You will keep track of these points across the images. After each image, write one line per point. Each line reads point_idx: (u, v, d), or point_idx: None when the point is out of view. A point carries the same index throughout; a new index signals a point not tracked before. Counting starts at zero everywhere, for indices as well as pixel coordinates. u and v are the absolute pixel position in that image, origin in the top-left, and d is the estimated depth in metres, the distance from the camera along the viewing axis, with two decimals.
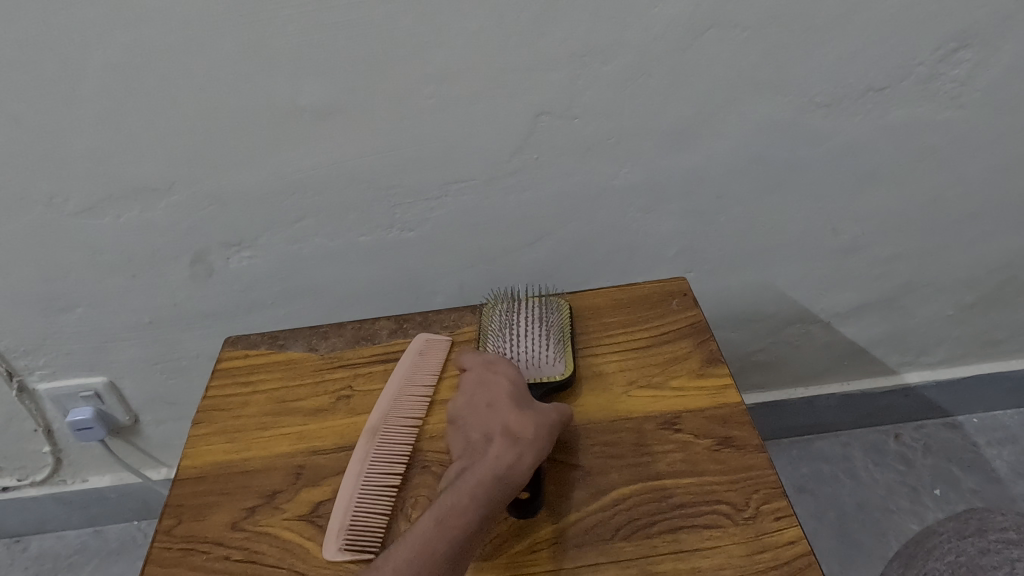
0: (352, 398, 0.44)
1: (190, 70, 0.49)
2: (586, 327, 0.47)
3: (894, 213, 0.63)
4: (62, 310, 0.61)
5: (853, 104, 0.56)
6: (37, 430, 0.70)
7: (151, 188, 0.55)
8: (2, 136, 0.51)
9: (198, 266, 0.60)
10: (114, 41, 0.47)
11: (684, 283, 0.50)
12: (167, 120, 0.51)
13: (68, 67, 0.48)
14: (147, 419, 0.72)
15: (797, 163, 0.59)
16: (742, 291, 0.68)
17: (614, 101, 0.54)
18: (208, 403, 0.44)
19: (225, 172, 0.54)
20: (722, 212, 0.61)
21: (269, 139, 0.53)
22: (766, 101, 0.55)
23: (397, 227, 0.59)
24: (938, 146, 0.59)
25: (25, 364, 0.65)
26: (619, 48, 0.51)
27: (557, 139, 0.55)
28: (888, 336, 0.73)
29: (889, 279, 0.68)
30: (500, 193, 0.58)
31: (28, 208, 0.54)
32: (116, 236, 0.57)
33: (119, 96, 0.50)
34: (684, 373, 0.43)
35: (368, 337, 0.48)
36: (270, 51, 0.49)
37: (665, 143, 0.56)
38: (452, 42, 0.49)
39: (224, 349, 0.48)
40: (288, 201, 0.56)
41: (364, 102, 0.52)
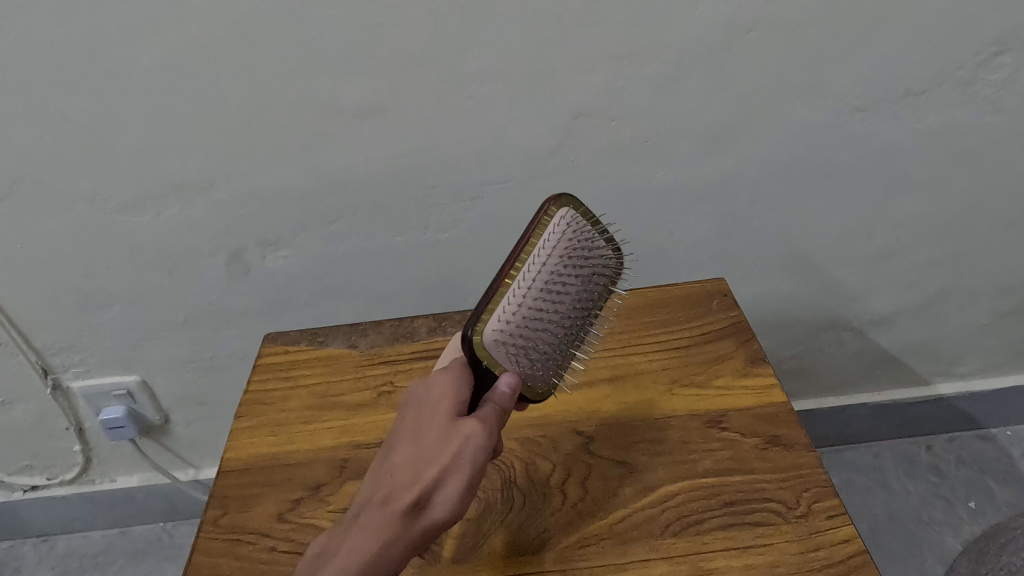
0: (393, 393, 0.44)
1: (236, 70, 0.50)
2: (625, 326, 0.47)
3: (931, 219, 0.63)
4: (100, 308, 0.62)
5: (891, 108, 0.55)
6: (69, 428, 0.71)
7: (193, 186, 0.55)
8: (50, 134, 0.52)
9: (235, 264, 0.60)
10: (165, 41, 0.48)
11: (723, 283, 0.49)
12: (211, 119, 0.52)
13: (118, 66, 0.49)
14: (177, 419, 0.72)
15: (833, 167, 0.58)
16: (776, 296, 0.67)
17: (652, 104, 0.54)
18: (250, 397, 0.44)
19: (265, 171, 0.55)
20: (756, 216, 0.61)
21: (311, 139, 0.53)
22: (804, 105, 0.55)
23: (433, 228, 0.60)
24: (977, 151, 0.58)
25: (60, 362, 0.65)
26: (659, 50, 0.51)
27: (594, 142, 0.55)
28: (922, 344, 0.73)
29: (924, 286, 0.67)
30: (536, 194, 0.58)
31: (72, 204, 0.55)
32: (156, 234, 0.58)
33: (166, 95, 0.51)
34: (728, 372, 0.42)
35: (407, 335, 0.48)
36: (314, 51, 0.49)
37: (702, 146, 0.56)
38: (494, 42, 0.50)
39: (264, 345, 0.48)
40: (326, 200, 0.57)
41: (405, 101, 0.52)
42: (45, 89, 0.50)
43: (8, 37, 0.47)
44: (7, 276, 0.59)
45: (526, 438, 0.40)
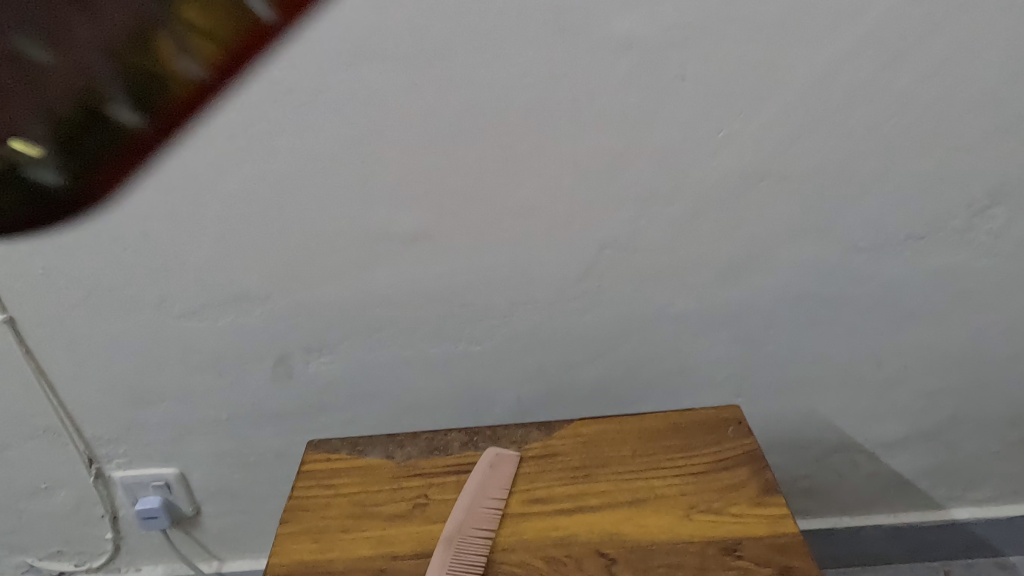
0: (427, 505, 0.47)
1: (301, 199, 0.56)
2: (647, 449, 0.50)
3: (936, 350, 0.66)
4: (150, 403, 0.66)
5: (893, 249, 0.60)
6: (104, 515, 0.73)
7: (250, 297, 0.61)
8: (130, 248, 0.58)
9: (280, 368, 0.65)
10: (242, 173, 0.55)
11: (739, 410, 0.53)
12: (273, 239, 0.58)
13: (198, 193, 0.56)
14: (207, 511, 0.74)
15: (841, 299, 0.63)
16: (790, 416, 0.70)
17: (672, 238, 0.59)
18: (295, 502, 0.48)
19: (317, 285, 0.60)
20: (770, 341, 0.65)
21: (361, 259, 0.59)
22: (812, 244, 0.60)
23: (466, 341, 0.64)
24: (976, 290, 0.63)
25: (106, 451, 0.69)
26: (680, 194, 0.57)
27: (618, 270, 0.60)
28: (935, 469, 0.74)
29: (933, 412, 0.70)
30: (564, 314, 0.63)
31: (139, 309, 0.61)
32: (212, 338, 0.63)
33: (236, 218, 0.57)
34: (743, 501, 0.45)
35: (441, 448, 0.52)
36: (372, 186, 0.56)
37: (718, 276, 0.61)
38: (531, 182, 0.56)
39: (308, 451, 0.52)
40: (370, 313, 0.62)
41: (449, 230, 0.58)
42: (132, 209, 0.56)
43: None
44: (72, 371, 0.64)
45: (552, 557, 0.43)
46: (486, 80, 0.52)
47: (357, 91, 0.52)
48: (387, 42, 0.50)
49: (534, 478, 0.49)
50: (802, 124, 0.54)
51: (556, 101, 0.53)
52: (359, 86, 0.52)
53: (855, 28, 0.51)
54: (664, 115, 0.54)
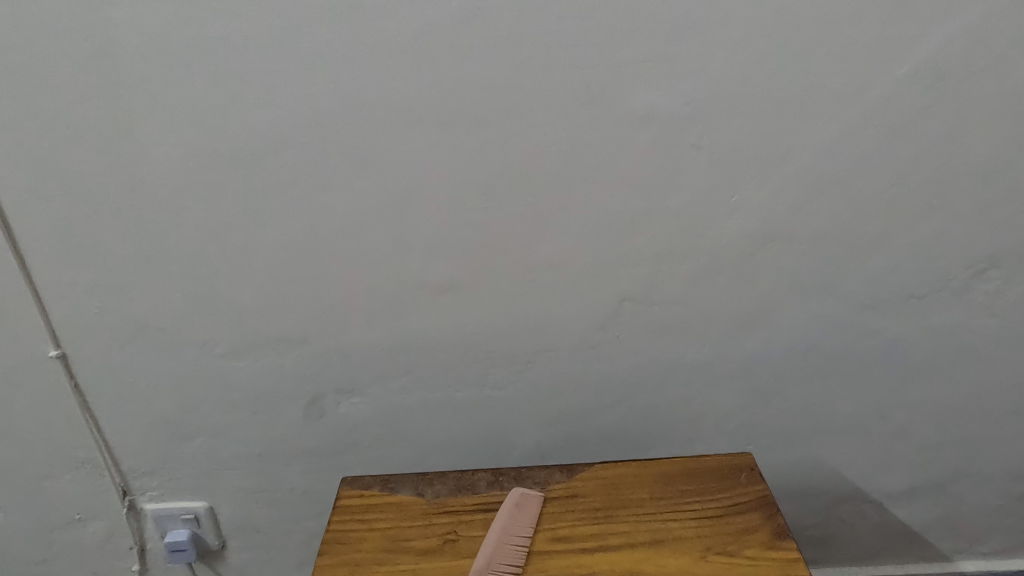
0: (457, 541, 0.49)
1: (343, 249, 0.60)
2: (664, 493, 0.53)
3: (939, 404, 0.69)
4: (187, 438, 0.69)
5: (897, 308, 0.64)
6: (132, 547, 0.76)
7: (289, 339, 0.64)
8: (181, 291, 0.62)
9: (313, 407, 0.68)
10: (290, 224, 0.59)
11: (751, 458, 0.56)
12: (314, 285, 0.62)
13: (248, 241, 0.60)
14: (232, 546, 0.77)
15: (847, 354, 0.66)
16: (800, 465, 0.72)
17: (688, 292, 0.63)
18: (332, 535, 0.51)
19: (352, 330, 0.64)
20: (779, 392, 0.68)
21: (396, 306, 0.63)
22: (819, 301, 0.63)
23: (490, 386, 0.67)
24: (976, 348, 0.66)
25: (140, 484, 0.72)
26: (695, 252, 0.61)
27: (636, 321, 0.64)
28: (942, 522, 0.76)
29: (939, 465, 0.72)
30: (584, 361, 0.66)
31: (184, 348, 0.64)
32: (250, 377, 0.66)
33: (281, 265, 0.61)
34: (757, 544, 0.48)
35: (468, 486, 0.55)
36: (409, 238, 0.60)
37: (731, 330, 0.65)
38: (556, 237, 0.60)
39: (343, 487, 0.55)
40: (400, 356, 0.65)
41: (479, 280, 0.62)
42: (186, 256, 0.60)
43: (167, 216, 0.59)
44: (116, 405, 0.67)
45: None
46: (519, 145, 0.57)
47: (400, 154, 0.57)
48: (430, 111, 0.55)
49: (558, 517, 0.51)
50: (809, 191, 0.58)
51: (582, 166, 0.57)
52: (403, 149, 0.56)
53: (857, 106, 0.55)
54: (682, 180, 0.58)
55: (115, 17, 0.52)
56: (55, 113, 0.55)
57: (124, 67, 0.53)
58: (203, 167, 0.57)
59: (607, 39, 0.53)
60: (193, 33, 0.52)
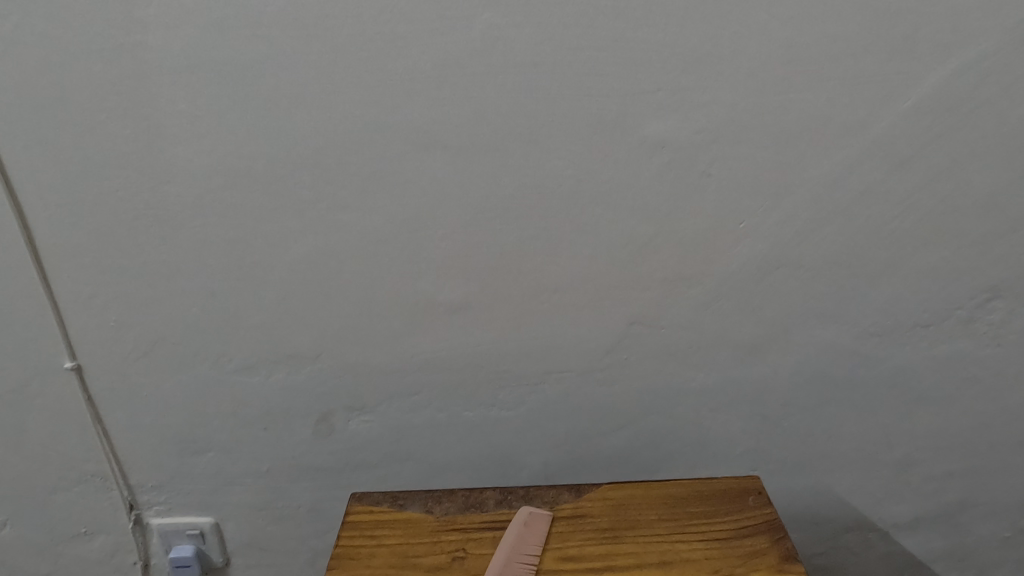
0: (466, 559, 0.50)
1: (358, 267, 0.61)
2: (672, 515, 0.53)
3: (945, 433, 0.69)
4: (196, 453, 0.70)
5: (903, 336, 0.65)
6: (137, 563, 0.76)
7: (301, 356, 0.65)
8: (197, 306, 0.63)
9: (322, 424, 0.68)
10: (307, 242, 0.60)
11: (758, 481, 0.56)
12: (328, 303, 0.63)
13: (265, 258, 0.61)
14: (236, 563, 0.76)
15: (854, 381, 0.67)
16: (806, 493, 0.72)
17: (696, 317, 0.64)
18: (340, 551, 0.51)
19: (364, 348, 0.65)
20: (786, 418, 0.68)
21: (408, 325, 0.64)
22: (826, 328, 0.64)
23: (498, 406, 0.68)
24: (981, 377, 0.67)
25: (147, 498, 0.72)
26: (703, 277, 0.62)
27: (644, 345, 0.65)
28: (951, 554, 0.75)
29: (946, 495, 0.72)
30: (592, 384, 0.67)
31: (198, 363, 0.65)
32: (262, 393, 0.67)
33: (297, 282, 0.62)
34: (765, 567, 0.48)
35: (477, 505, 0.55)
36: (423, 258, 0.61)
37: (738, 355, 0.65)
38: (567, 260, 0.61)
39: (351, 503, 0.56)
40: (411, 375, 0.66)
41: (490, 301, 0.63)
42: (204, 272, 0.62)
43: (187, 232, 0.60)
44: (127, 418, 0.68)
45: None
46: (533, 170, 0.58)
47: (417, 176, 0.58)
48: (447, 135, 0.57)
49: (566, 537, 0.52)
50: (816, 219, 0.60)
51: (594, 191, 0.59)
52: (419, 172, 0.58)
53: (863, 137, 0.57)
54: (691, 207, 0.59)
55: (146, 41, 0.54)
56: (83, 131, 0.56)
57: (152, 88, 0.55)
58: (224, 186, 0.58)
59: (620, 69, 0.55)
60: (220, 57, 0.54)
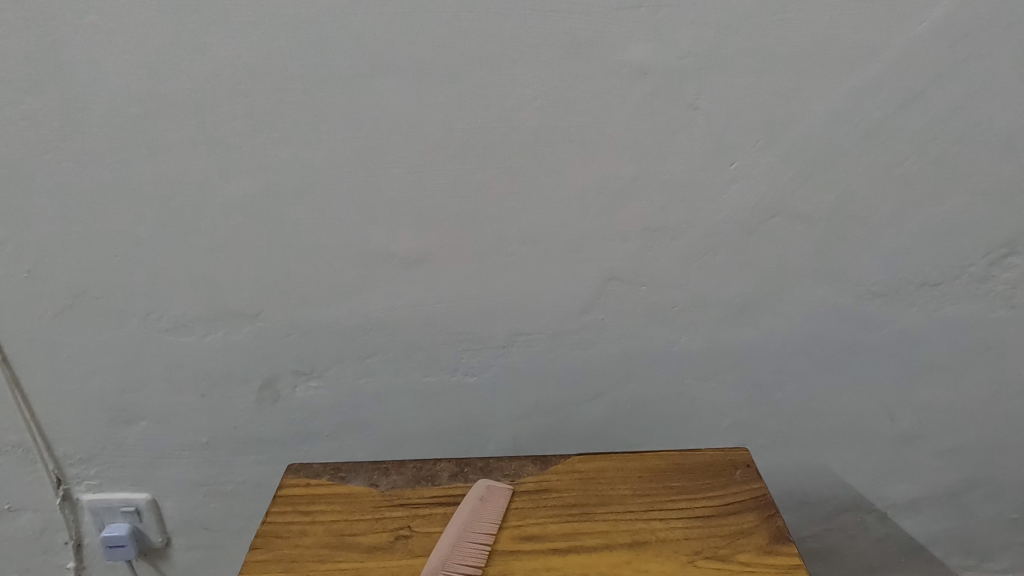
0: (410, 538, 0.43)
1: (300, 213, 0.54)
2: (648, 489, 0.47)
3: (950, 405, 0.63)
4: (128, 422, 0.63)
5: (908, 296, 0.58)
6: (68, 542, 0.69)
7: (240, 313, 0.58)
8: (121, 255, 0.56)
9: (267, 390, 0.62)
10: (241, 182, 0.53)
11: (747, 453, 0.50)
12: (269, 253, 0.56)
13: (195, 201, 0.54)
14: (178, 543, 0.70)
15: (854, 347, 0.60)
16: (798, 470, 0.66)
17: (681, 272, 0.57)
18: (267, 528, 0.44)
19: (310, 305, 0.58)
20: (778, 387, 0.62)
21: (358, 279, 0.57)
22: (824, 287, 0.58)
23: (462, 371, 0.61)
24: (991, 343, 0.61)
25: (76, 472, 0.65)
26: (688, 228, 0.55)
27: (624, 304, 0.58)
28: (951, 536, 0.70)
29: (948, 473, 0.66)
30: (565, 347, 0.60)
31: (125, 320, 0.58)
32: (197, 355, 0.60)
33: (234, 229, 0.55)
34: (752, 548, 0.42)
35: (429, 477, 0.49)
36: (374, 204, 0.54)
37: (727, 316, 0.59)
38: (536, 206, 0.55)
39: (287, 476, 0.49)
40: (363, 336, 0.59)
41: (449, 253, 0.56)
42: (127, 217, 0.54)
43: (103, 169, 0.52)
44: (48, 383, 0.61)
45: None
46: (498, 101, 0.51)
47: (365, 106, 0.51)
48: (398, 57, 0.50)
49: (526, 514, 0.45)
50: (816, 161, 0.53)
51: (566, 127, 0.52)
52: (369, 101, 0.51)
53: (871, 65, 0.50)
54: (677, 145, 0.53)
55: None
56: None
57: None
58: (145, 116, 0.51)
59: None
60: None
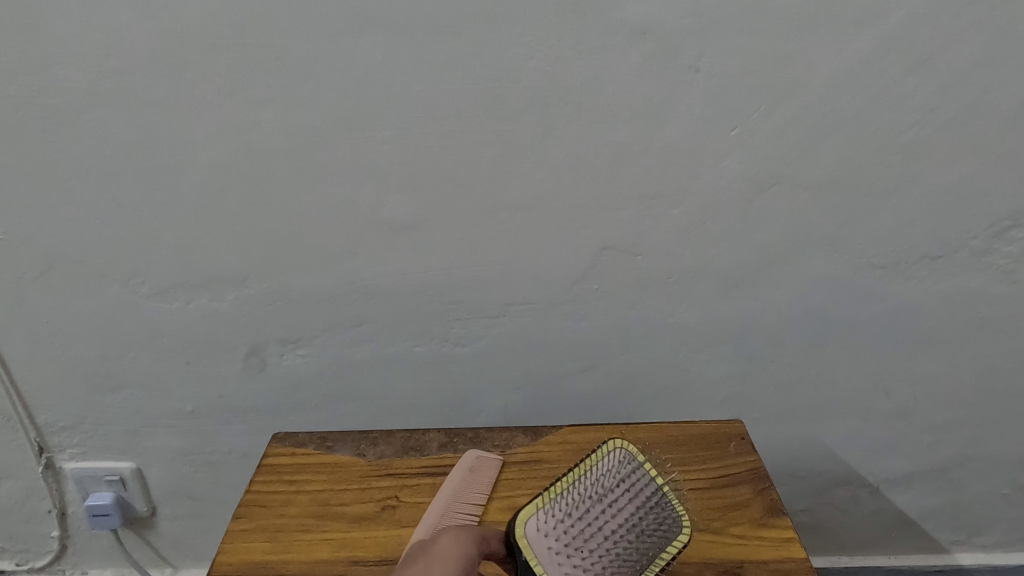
0: (397, 508, 0.42)
1: (285, 176, 0.52)
2: None
3: (946, 380, 0.63)
4: (110, 389, 0.62)
5: (907, 269, 0.57)
6: (51, 511, 0.68)
7: (225, 280, 0.57)
8: (99, 217, 0.54)
9: (253, 358, 0.60)
10: (224, 143, 0.51)
11: (742, 426, 0.49)
12: (254, 218, 0.54)
13: (176, 162, 0.52)
14: (164, 512, 0.69)
15: (852, 320, 0.59)
16: (790, 444, 0.66)
17: (678, 242, 0.56)
18: (250, 498, 0.43)
19: (297, 273, 0.56)
20: (773, 361, 0.61)
21: (348, 246, 0.55)
22: (823, 259, 0.57)
23: (453, 341, 0.60)
24: (990, 317, 0.60)
25: (59, 441, 0.64)
26: (687, 195, 0.54)
27: (619, 274, 0.57)
28: (940, 510, 0.70)
29: (942, 449, 0.66)
30: (558, 318, 0.59)
31: (106, 285, 0.57)
32: (182, 322, 0.58)
33: (218, 192, 0.53)
34: (746, 521, 0.41)
35: (417, 447, 0.48)
36: (364, 168, 0.52)
37: (723, 288, 0.58)
38: (531, 171, 0.53)
39: (273, 444, 0.48)
40: (351, 305, 0.58)
41: (440, 220, 0.55)
42: (105, 178, 0.52)
43: (80, 127, 0.50)
44: (26, 349, 0.59)
45: None
46: (492, 59, 0.49)
47: (355, 64, 0.49)
48: (388, 12, 0.47)
49: (516, 485, 0.44)
50: (820, 127, 0.51)
51: (564, 90, 0.50)
52: (355, 57, 0.48)
53: (879, 27, 0.48)
54: (677, 110, 0.51)
55: None
56: None
57: None
58: (122, 71, 0.48)
59: None
60: None
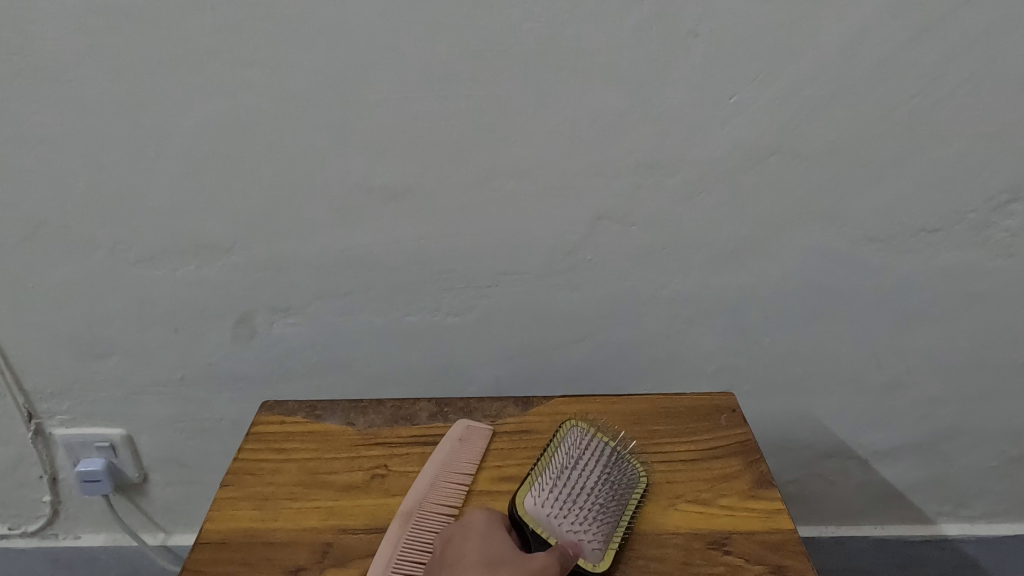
0: (386, 477, 0.42)
1: (273, 141, 0.51)
2: (631, 432, 0.46)
3: (939, 354, 0.63)
4: (98, 356, 0.61)
5: (905, 243, 0.57)
6: (42, 476, 0.68)
7: (213, 246, 0.56)
8: (83, 181, 0.53)
9: (243, 326, 0.60)
10: (209, 106, 0.50)
11: (733, 398, 0.49)
12: (241, 184, 0.53)
13: (160, 125, 0.50)
14: (155, 478, 0.69)
15: (847, 293, 0.59)
16: (781, 416, 0.66)
17: (674, 213, 0.55)
18: (239, 466, 0.43)
19: (286, 241, 0.56)
20: (766, 333, 0.61)
21: (337, 214, 0.54)
22: (820, 231, 0.56)
23: (444, 311, 0.59)
24: (986, 292, 0.59)
25: (48, 407, 0.64)
26: (683, 164, 0.53)
27: (613, 244, 0.56)
28: (928, 483, 0.71)
29: (932, 422, 0.66)
30: (551, 288, 0.58)
31: (91, 251, 0.56)
32: (169, 289, 0.58)
33: (204, 157, 0.52)
34: (735, 493, 0.41)
35: (407, 417, 0.47)
36: (354, 133, 0.51)
37: (718, 260, 0.57)
38: (524, 139, 0.52)
39: (261, 413, 0.48)
40: (342, 273, 0.57)
41: (432, 188, 0.54)
42: (87, 140, 0.51)
43: (60, 87, 0.49)
44: (12, 315, 0.58)
45: None
46: (486, 21, 0.47)
47: (344, 25, 0.47)
48: None
49: (506, 454, 0.44)
50: (821, 96, 0.50)
51: (559, 55, 0.49)
52: (343, 17, 0.47)
53: None
54: (675, 76, 0.50)
55: None
56: None
57: None
58: (102, 29, 0.47)
59: None
60: None
